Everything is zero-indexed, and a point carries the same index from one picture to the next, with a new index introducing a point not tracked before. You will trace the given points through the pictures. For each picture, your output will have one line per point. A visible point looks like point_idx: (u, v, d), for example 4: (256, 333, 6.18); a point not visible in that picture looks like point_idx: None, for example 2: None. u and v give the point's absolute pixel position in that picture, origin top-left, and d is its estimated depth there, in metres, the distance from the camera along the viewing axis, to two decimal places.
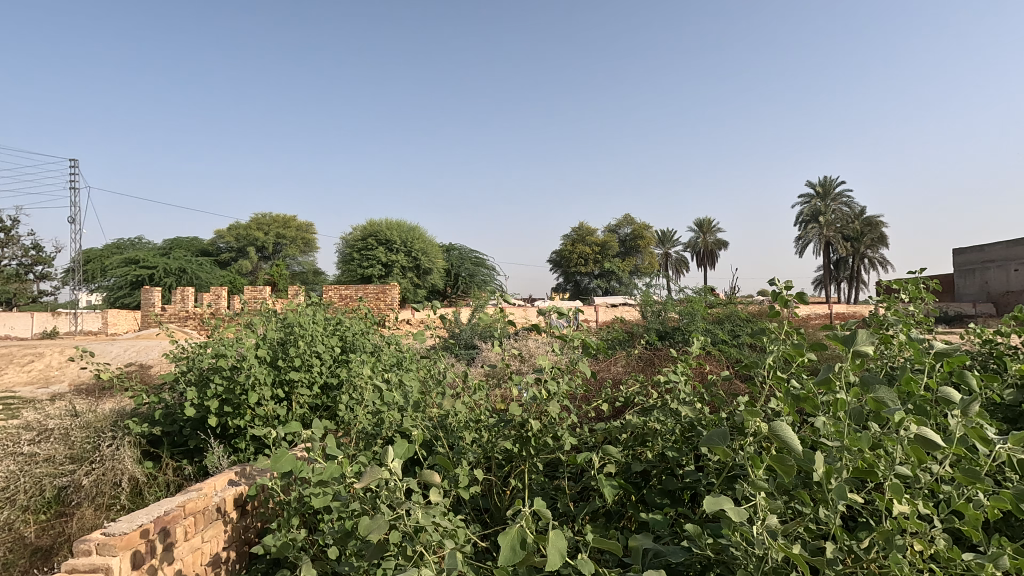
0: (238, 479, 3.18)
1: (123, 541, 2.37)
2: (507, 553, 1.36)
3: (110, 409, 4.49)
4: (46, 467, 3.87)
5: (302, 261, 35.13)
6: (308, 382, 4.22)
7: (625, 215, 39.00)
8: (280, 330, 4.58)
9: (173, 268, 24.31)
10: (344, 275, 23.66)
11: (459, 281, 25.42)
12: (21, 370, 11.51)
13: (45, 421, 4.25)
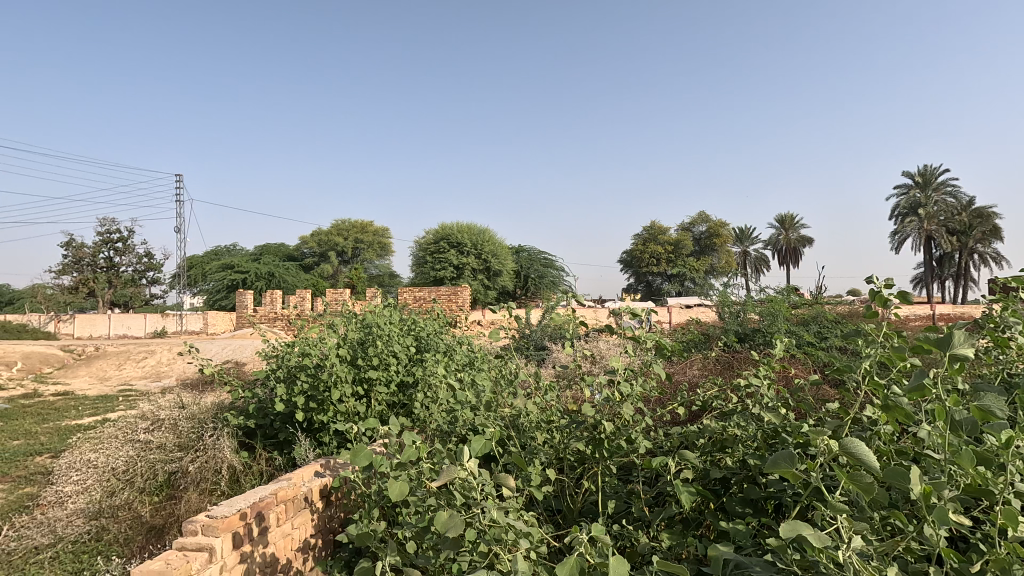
0: (322, 471, 3.37)
1: (224, 524, 2.58)
2: (567, 565, 1.37)
3: (212, 402, 4.90)
4: (159, 453, 4.27)
5: (378, 264, 36.66)
6: (386, 380, 4.40)
7: (700, 214, 37.56)
8: (359, 330, 4.81)
9: (263, 272, 26.14)
10: (418, 277, 24.43)
11: (528, 283, 25.51)
12: (137, 366, 12.79)
13: (158, 412, 4.70)
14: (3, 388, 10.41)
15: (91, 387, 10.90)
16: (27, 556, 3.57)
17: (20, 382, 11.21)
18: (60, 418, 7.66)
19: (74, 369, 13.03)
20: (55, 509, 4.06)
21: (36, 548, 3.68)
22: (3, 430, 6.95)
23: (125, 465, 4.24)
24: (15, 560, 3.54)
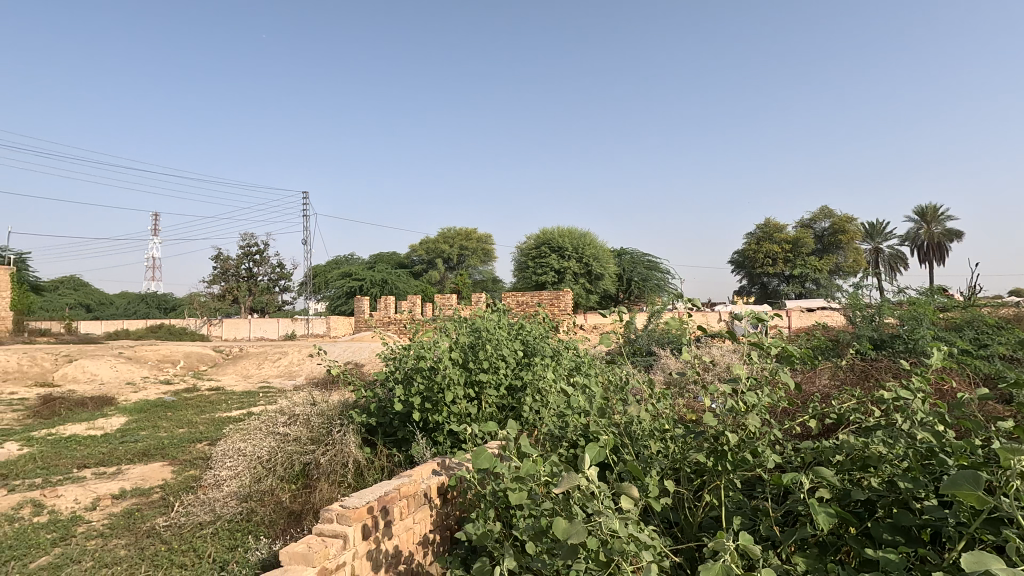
0: (439, 469, 3.52)
1: (355, 514, 2.75)
2: None
3: (338, 400, 5.31)
4: (295, 445, 4.70)
5: (482, 270, 37.70)
6: (496, 384, 4.51)
7: (822, 209, 34.42)
8: (469, 334, 4.97)
9: (378, 280, 27.94)
10: (521, 282, 24.79)
11: (631, 286, 24.89)
12: (273, 365, 14.24)
13: (293, 408, 5.18)
14: (170, 383, 12.05)
15: (237, 384, 12.28)
16: (194, 530, 3.94)
17: (182, 378, 12.92)
18: (214, 411, 8.71)
19: (223, 367, 14.77)
20: (214, 491, 4.54)
21: (200, 523, 4.05)
22: (171, 419, 8.05)
23: (267, 455, 4.72)
24: (184, 533, 3.90)
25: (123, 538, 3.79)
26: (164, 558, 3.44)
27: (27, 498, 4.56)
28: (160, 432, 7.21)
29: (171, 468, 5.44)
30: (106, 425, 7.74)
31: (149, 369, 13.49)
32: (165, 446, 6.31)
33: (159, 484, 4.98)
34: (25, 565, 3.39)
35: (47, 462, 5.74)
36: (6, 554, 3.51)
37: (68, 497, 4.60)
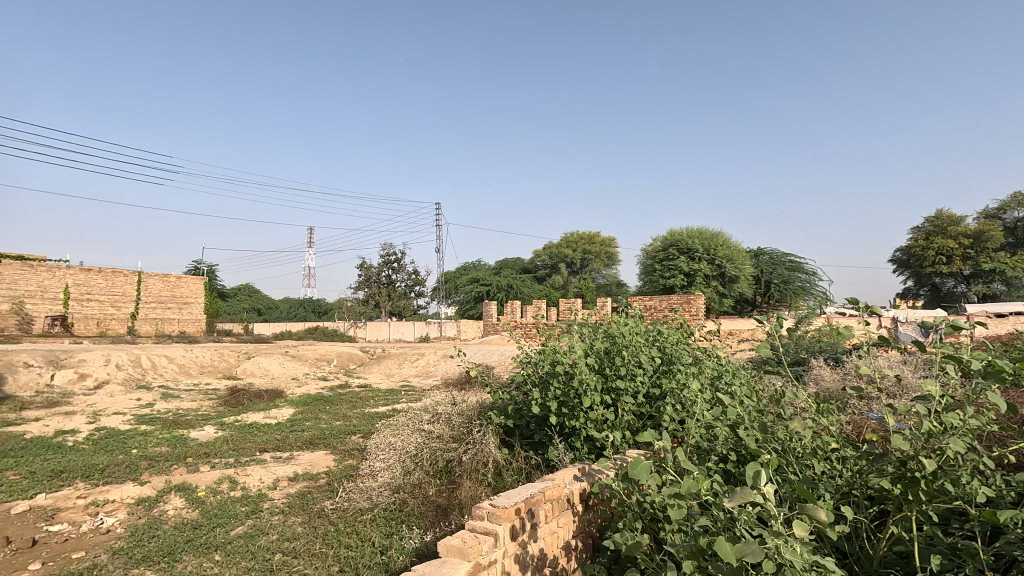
0: (581, 475, 3.51)
1: (505, 513, 2.83)
2: None
3: (476, 402, 5.53)
4: (438, 442, 4.98)
5: (606, 274, 37.15)
6: (633, 391, 4.38)
7: (1015, 196, 28.96)
8: (605, 340, 4.90)
9: (504, 285, 28.77)
10: (647, 286, 24.03)
11: (771, 289, 22.95)
12: (412, 365, 15.26)
13: (436, 407, 5.49)
14: (326, 379, 13.45)
15: (381, 382, 13.36)
16: (356, 514, 4.30)
17: (336, 375, 14.34)
18: (364, 406, 9.55)
19: (369, 366, 16.15)
20: (370, 479, 4.93)
21: (361, 508, 4.40)
22: (329, 412, 8.96)
23: (415, 450, 5.05)
24: (347, 516, 4.27)
25: (299, 517, 4.27)
26: (333, 539, 3.82)
27: (224, 474, 5.34)
28: (321, 424, 8.07)
29: (333, 457, 6.05)
30: (279, 415, 8.83)
31: (309, 367, 15.18)
32: (326, 436, 7.04)
33: (325, 470, 5.56)
34: (227, 532, 3.95)
35: (236, 444, 6.69)
36: (214, 521, 4.13)
37: (254, 476, 5.32)
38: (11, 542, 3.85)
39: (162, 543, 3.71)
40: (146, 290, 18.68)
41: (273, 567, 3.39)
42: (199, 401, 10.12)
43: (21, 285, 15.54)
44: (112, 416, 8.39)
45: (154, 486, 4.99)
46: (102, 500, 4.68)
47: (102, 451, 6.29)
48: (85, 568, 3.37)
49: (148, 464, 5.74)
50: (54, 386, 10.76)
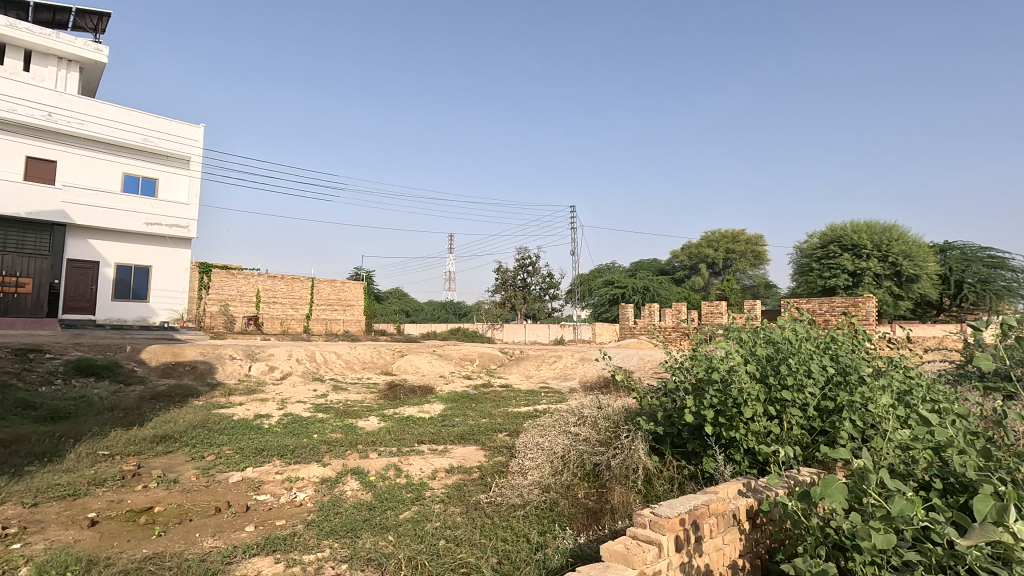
0: (746, 491, 3.26)
1: (669, 524, 2.73)
2: None
3: (622, 406, 5.40)
4: (585, 445, 4.94)
5: (753, 274, 34.39)
6: (801, 404, 3.96)
7: None
8: (766, 346, 4.50)
9: (639, 287, 27.97)
10: (804, 288, 21.77)
11: (963, 290, 19.51)
12: (551, 366, 15.49)
13: (581, 411, 5.47)
14: (470, 378, 14.14)
15: (521, 383, 13.72)
16: (510, 510, 4.42)
17: (478, 375, 15.02)
18: (507, 405, 9.89)
19: (509, 367, 16.69)
20: (520, 476, 5.00)
21: (514, 504, 4.50)
22: (476, 410, 9.42)
23: (562, 451, 5.05)
24: (502, 510, 4.42)
25: (458, 507, 4.53)
26: (491, 531, 3.99)
27: (390, 462, 5.85)
28: (469, 420, 8.51)
29: (483, 452, 6.35)
30: (431, 410, 9.49)
31: (454, 366, 16.09)
32: (475, 432, 7.40)
33: (477, 464, 5.86)
34: (397, 515, 4.32)
35: (397, 435, 7.31)
36: (385, 504, 4.54)
37: (416, 465, 5.75)
38: (230, 506, 4.59)
39: (345, 520, 4.17)
40: (318, 293, 21.21)
41: (440, 552, 3.62)
42: (363, 394, 11.23)
43: (225, 291, 18.72)
44: (296, 404, 9.66)
45: (334, 468, 5.63)
46: (295, 476, 5.39)
47: (291, 434, 7.25)
48: (287, 534, 3.90)
49: (327, 448, 6.51)
50: (251, 376, 12.71)
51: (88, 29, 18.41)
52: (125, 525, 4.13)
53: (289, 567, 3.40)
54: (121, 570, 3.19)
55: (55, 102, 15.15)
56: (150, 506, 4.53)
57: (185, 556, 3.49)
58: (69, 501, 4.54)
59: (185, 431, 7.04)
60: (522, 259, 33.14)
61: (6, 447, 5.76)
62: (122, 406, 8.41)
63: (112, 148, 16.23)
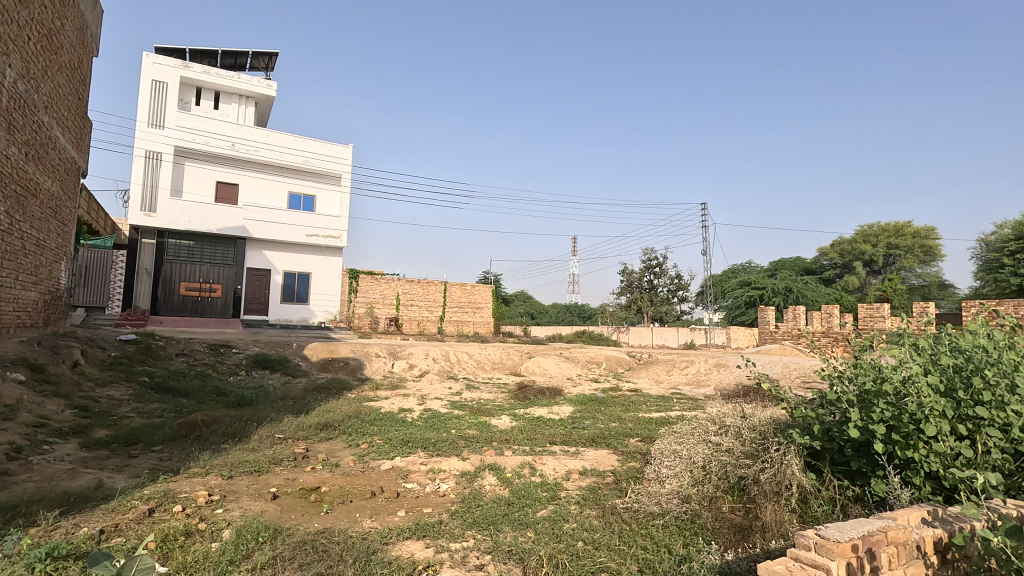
0: (932, 520, 2.85)
1: (838, 549, 2.46)
2: None
3: (770, 416, 4.96)
4: (728, 456, 4.58)
5: (923, 272, 29.90)
6: (1003, 425, 3.35)
7: None
8: (951, 355, 3.87)
9: (781, 288, 25.67)
10: (992, 287, 18.45)
11: None
12: (682, 372, 14.82)
13: (722, 419, 5.12)
14: (598, 382, 13.99)
15: (651, 388, 13.28)
16: (648, 518, 4.27)
17: (606, 378, 14.81)
18: (638, 410, 9.64)
19: (637, 371, 16.25)
20: (657, 485, 4.74)
21: (651, 513, 4.35)
22: (605, 413, 9.30)
23: (702, 461, 4.69)
24: (640, 518, 4.29)
25: (594, 510, 4.50)
26: (630, 538, 3.91)
27: (524, 460, 5.98)
28: (600, 424, 8.42)
29: (616, 457, 6.25)
30: (561, 411, 9.54)
31: (581, 368, 16.04)
32: (607, 436, 7.30)
33: (611, 468, 5.78)
34: (534, 512, 4.41)
35: (529, 434, 7.46)
36: (522, 501, 4.65)
37: (549, 465, 5.82)
38: (383, 491, 5.01)
39: (486, 513, 4.35)
40: (451, 296, 22.39)
41: (580, 553, 3.63)
42: (494, 393, 11.63)
43: (370, 293, 20.27)
44: (434, 400, 10.29)
45: (472, 462, 5.90)
46: (438, 468, 5.74)
47: (432, 428, 7.74)
48: (434, 521, 4.16)
49: (464, 443, 6.83)
50: (394, 372, 13.79)
51: (261, 68, 21.32)
52: (300, 500, 4.70)
53: (438, 552, 3.62)
54: (300, 539, 3.63)
55: (238, 133, 17.75)
56: (318, 486, 5.10)
57: (350, 533, 3.88)
58: (256, 476, 5.27)
59: (341, 420, 7.82)
60: (649, 259, 31.86)
61: (208, 426, 6.84)
62: (291, 396, 9.56)
63: (280, 170, 18.61)
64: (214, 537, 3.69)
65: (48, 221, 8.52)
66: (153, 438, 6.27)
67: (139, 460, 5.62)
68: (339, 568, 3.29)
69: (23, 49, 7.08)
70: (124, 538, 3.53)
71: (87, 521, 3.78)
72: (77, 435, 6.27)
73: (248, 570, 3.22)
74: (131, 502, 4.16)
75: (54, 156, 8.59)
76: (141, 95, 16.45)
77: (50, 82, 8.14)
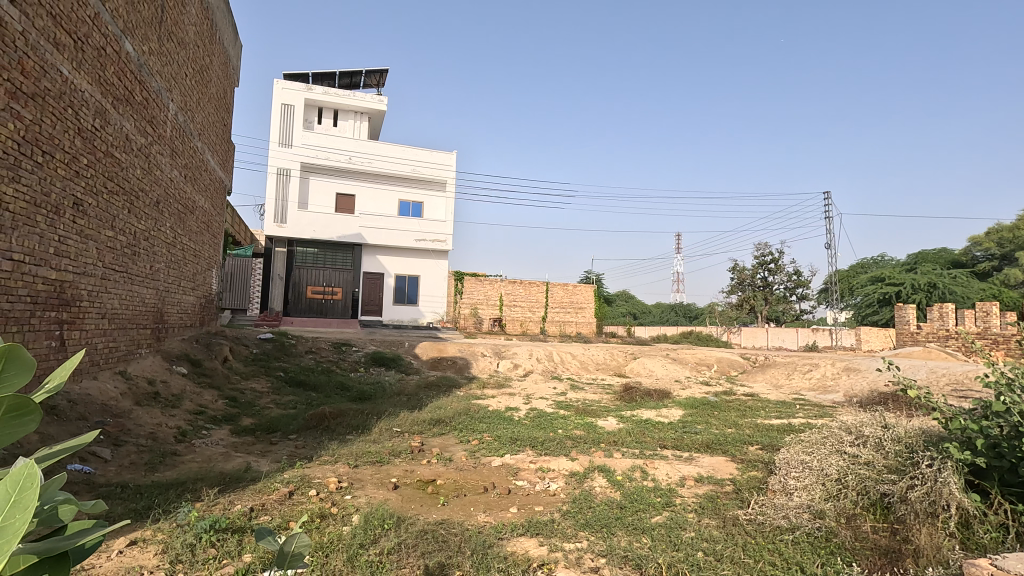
0: None
1: None
2: None
3: (919, 427, 4.37)
4: (868, 470, 4.10)
5: None
6: None
7: None
8: None
9: (923, 284, 22.74)
10: None
11: None
12: (805, 376, 13.65)
13: (859, 428, 4.57)
14: (709, 385, 13.28)
15: (769, 393, 12.35)
16: (775, 533, 3.97)
17: (718, 382, 14.02)
18: (755, 416, 9.00)
19: (753, 374, 15.19)
20: (784, 497, 4.37)
21: (779, 528, 4.02)
22: (719, 418, 8.78)
23: (837, 473, 4.23)
24: (766, 532, 3.99)
25: (714, 520, 4.27)
26: (756, 552, 3.65)
27: (636, 463, 5.83)
28: (714, 429, 7.98)
29: (735, 465, 5.89)
30: (670, 415, 9.16)
31: (690, 370, 15.35)
32: (723, 442, 6.90)
33: (729, 477, 5.45)
34: (648, 518, 4.27)
35: (639, 437, 7.24)
36: (635, 506, 4.52)
37: (662, 470, 5.62)
38: (496, 487, 5.13)
39: (599, 515, 4.29)
40: (553, 297, 22.39)
41: (702, 565, 3.45)
42: (599, 394, 11.45)
43: (474, 295, 20.84)
44: (540, 400, 10.36)
45: (582, 463, 5.85)
46: (547, 467, 5.76)
47: (539, 427, 7.79)
48: (547, 520, 4.17)
49: (572, 444, 6.80)
50: (500, 371, 14.12)
51: (373, 85, 22.82)
52: (418, 491, 4.94)
53: (552, 551, 3.63)
54: (421, 529, 3.81)
55: (354, 147, 19.14)
56: (434, 479, 5.33)
57: (466, 526, 4.00)
58: (377, 466, 5.62)
59: (452, 416, 8.12)
60: (763, 255, 29.13)
61: (334, 418, 7.41)
62: (406, 392, 10.11)
63: (391, 179, 19.80)
64: (345, 521, 3.98)
65: (202, 235, 9.74)
66: (289, 427, 6.92)
67: (278, 447, 6.23)
68: (458, 560, 3.41)
69: (183, 85, 8.15)
70: (270, 517, 3.92)
71: (240, 499, 4.25)
72: (228, 422, 7.08)
73: (377, 554, 3.43)
74: (275, 484, 4.61)
75: (206, 177, 9.78)
76: (273, 119, 18.33)
77: (202, 112, 9.30)
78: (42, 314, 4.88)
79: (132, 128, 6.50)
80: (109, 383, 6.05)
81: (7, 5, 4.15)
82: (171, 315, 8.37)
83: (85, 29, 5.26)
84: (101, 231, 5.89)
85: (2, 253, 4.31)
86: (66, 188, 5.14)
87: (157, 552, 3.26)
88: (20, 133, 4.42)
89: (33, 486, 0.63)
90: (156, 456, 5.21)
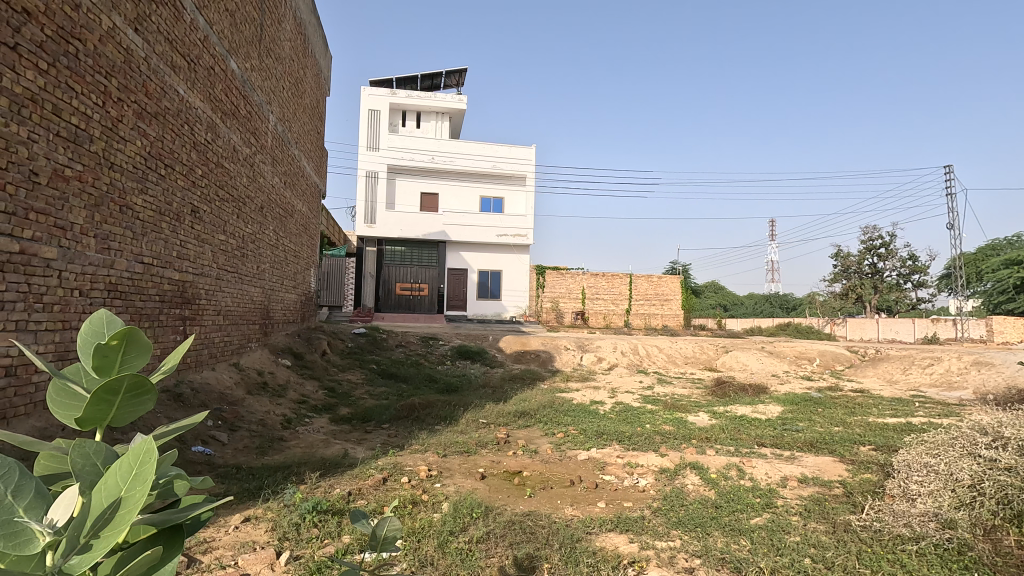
0: None
1: None
2: None
3: None
4: (1010, 477, 3.48)
5: None
6: None
7: None
8: None
9: None
10: None
11: None
12: (924, 371, 12.31)
13: (1000, 429, 3.94)
14: (812, 380, 12.28)
15: (882, 389, 11.26)
16: (894, 542, 3.60)
17: (822, 377, 12.95)
18: (867, 415, 8.20)
19: (862, 369, 13.90)
20: (905, 502, 3.93)
21: (900, 536, 3.66)
22: (824, 416, 8.09)
23: (970, 479, 3.66)
24: (883, 541, 3.63)
25: (821, 524, 3.95)
26: (874, 562, 3.33)
27: (731, 462, 5.51)
28: (817, 427, 7.38)
29: (846, 467, 5.40)
30: (767, 411, 8.56)
31: (789, 365, 14.29)
32: (829, 441, 6.36)
33: (839, 479, 5.03)
34: (747, 520, 4.01)
35: (733, 434, 6.84)
36: (731, 506, 4.27)
37: (760, 469, 5.27)
38: (583, 481, 5.06)
39: (692, 514, 4.10)
40: (637, 289, 21.73)
41: (810, 570, 3.22)
42: (689, 389, 11.00)
43: (556, 288, 20.78)
44: (625, 394, 10.10)
45: (672, 460, 5.62)
46: (635, 462, 5.60)
47: (625, 421, 7.61)
48: (637, 517, 4.04)
49: (662, 439, 6.55)
50: (583, 365, 14.01)
51: (453, 85, 23.32)
52: (505, 482, 4.99)
53: (644, 549, 3.51)
54: (509, 519, 3.84)
55: (436, 147, 19.70)
56: (520, 470, 5.36)
57: (553, 518, 3.98)
58: (465, 456, 5.74)
59: (537, 409, 8.14)
60: (871, 239, 26.38)
61: (424, 408, 7.65)
62: (491, 385, 10.29)
63: (473, 176, 20.16)
64: (435, 508, 4.09)
65: (301, 237, 10.40)
66: (382, 417, 7.26)
67: (373, 435, 6.56)
68: (547, 552, 3.39)
69: (281, 98, 8.75)
70: (367, 501, 4.11)
71: (339, 483, 4.50)
72: (327, 411, 7.55)
73: (466, 542, 3.48)
74: (370, 470, 4.84)
75: (303, 183, 10.43)
76: (362, 124, 19.29)
77: (299, 122, 9.94)
78: (169, 311, 5.43)
79: (238, 140, 7.06)
80: (225, 373, 6.63)
81: (132, 34, 4.61)
82: (276, 311, 9.05)
83: (197, 51, 5.76)
84: (215, 236, 6.45)
85: (134, 257, 4.83)
86: (185, 197, 5.67)
87: (268, 529, 3.53)
88: (145, 149, 4.91)
89: (154, 458, 0.64)
90: (266, 441, 5.65)
